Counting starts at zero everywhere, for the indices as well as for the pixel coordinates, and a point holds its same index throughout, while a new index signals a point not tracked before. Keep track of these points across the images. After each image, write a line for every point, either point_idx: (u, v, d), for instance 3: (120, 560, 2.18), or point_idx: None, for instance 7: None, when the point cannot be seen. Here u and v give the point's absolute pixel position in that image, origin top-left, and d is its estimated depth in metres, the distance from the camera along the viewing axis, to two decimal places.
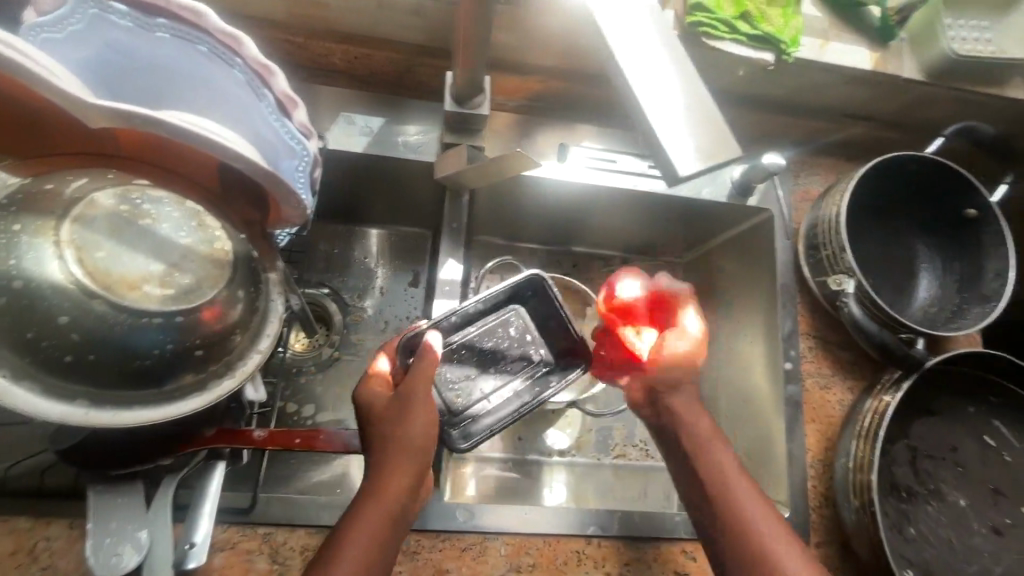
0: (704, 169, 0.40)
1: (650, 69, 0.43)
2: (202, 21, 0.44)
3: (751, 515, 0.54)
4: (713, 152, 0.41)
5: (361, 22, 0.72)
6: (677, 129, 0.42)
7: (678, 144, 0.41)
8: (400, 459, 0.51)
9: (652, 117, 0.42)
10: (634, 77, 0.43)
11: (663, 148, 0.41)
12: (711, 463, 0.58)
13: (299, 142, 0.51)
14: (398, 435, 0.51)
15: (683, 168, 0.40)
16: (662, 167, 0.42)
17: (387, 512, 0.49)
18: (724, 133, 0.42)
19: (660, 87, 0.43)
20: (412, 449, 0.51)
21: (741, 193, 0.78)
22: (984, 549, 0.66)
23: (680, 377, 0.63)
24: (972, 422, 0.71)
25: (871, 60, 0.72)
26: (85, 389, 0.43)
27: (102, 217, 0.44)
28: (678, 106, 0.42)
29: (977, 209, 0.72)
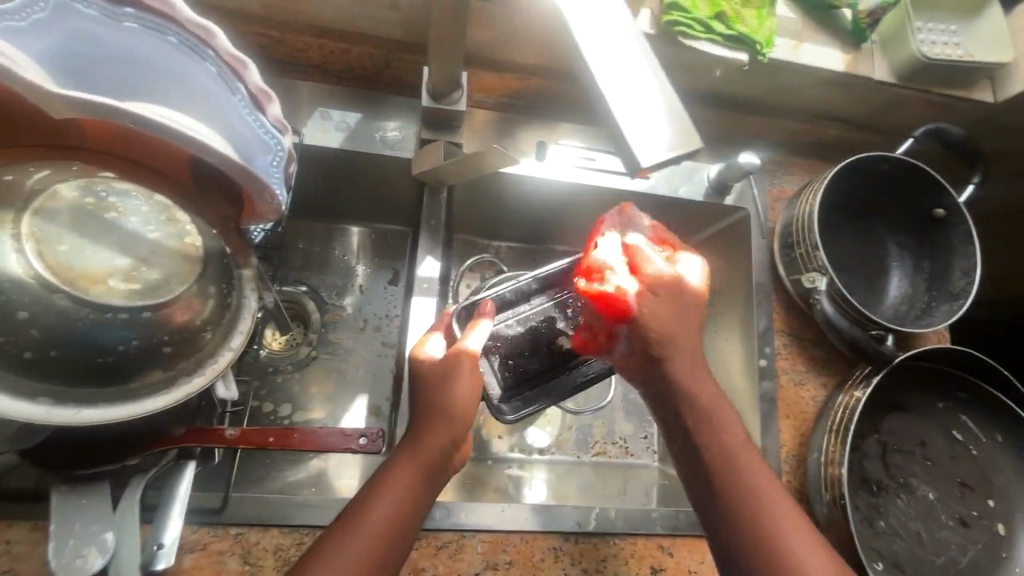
0: (671, 158, 0.42)
1: (614, 61, 0.43)
2: (173, 11, 0.43)
3: (756, 494, 0.52)
4: (678, 142, 0.43)
5: (339, 16, 0.72)
6: (641, 123, 0.43)
7: (640, 138, 0.42)
8: (439, 426, 0.52)
9: (617, 112, 0.42)
10: (599, 70, 0.43)
11: (627, 143, 0.42)
12: (726, 450, 0.54)
13: (275, 137, 0.50)
14: (439, 402, 0.52)
15: (649, 158, 0.42)
16: (625, 161, 0.43)
17: (418, 478, 0.50)
18: (687, 126, 0.44)
19: (624, 81, 0.43)
20: (451, 418, 0.52)
21: (718, 191, 0.79)
22: (952, 541, 0.68)
23: (674, 333, 0.56)
24: (941, 417, 0.73)
25: (843, 62, 0.73)
26: (44, 386, 0.41)
27: (66, 211, 0.43)
28: (642, 100, 0.43)
29: (945, 209, 0.75)
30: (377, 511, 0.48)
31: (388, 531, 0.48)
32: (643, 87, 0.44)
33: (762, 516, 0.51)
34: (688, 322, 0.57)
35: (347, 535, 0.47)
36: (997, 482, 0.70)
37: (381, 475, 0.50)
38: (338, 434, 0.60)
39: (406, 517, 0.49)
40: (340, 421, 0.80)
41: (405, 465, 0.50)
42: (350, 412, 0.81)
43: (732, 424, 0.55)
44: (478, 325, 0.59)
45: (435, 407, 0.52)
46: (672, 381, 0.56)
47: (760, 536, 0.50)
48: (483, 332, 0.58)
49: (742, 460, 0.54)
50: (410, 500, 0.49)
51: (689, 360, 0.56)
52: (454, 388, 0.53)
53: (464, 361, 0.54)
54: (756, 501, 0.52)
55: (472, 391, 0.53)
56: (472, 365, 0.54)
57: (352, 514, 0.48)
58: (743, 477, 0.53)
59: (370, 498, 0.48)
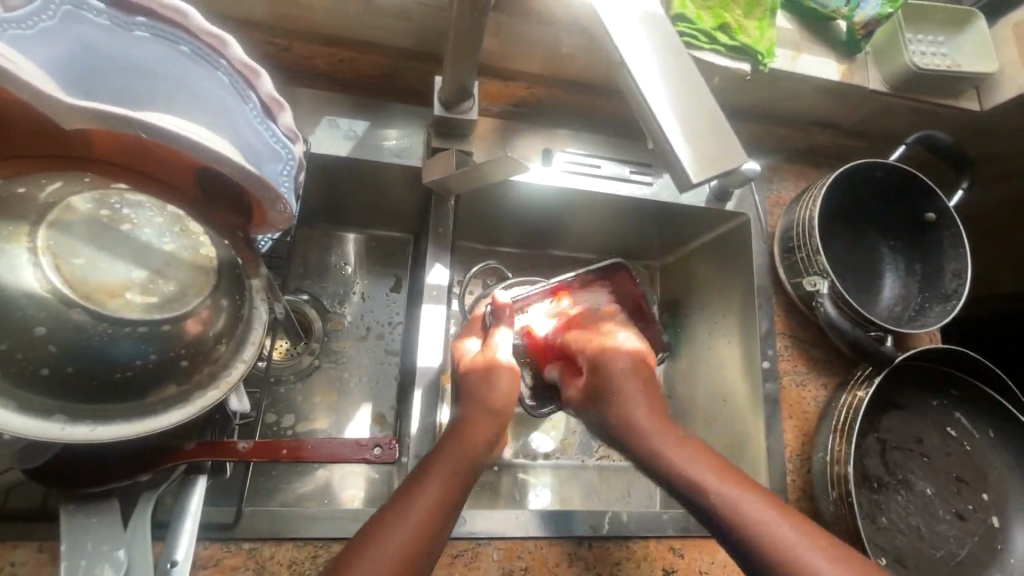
0: (713, 174, 0.39)
1: (661, 68, 0.42)
2: (186, 21, 0.42)
3: (753, 508, 0.48)
4: (718, 156, 0.39)
5: (347, 25, 0.71)
6: (689, 132, 0.40)
7: (689, 147, 0.39)
8: (481, 419, 0.56)
9: (663, 120, 0.40)
10: (643, 79, 0.41)
11: (674, 151, 0.39)
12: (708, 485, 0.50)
13: (285, 146, 0.49)
14: (479, 403, 0.58)
15: (691, 171, 0.39)
16: (671, 171, 0.40)
17: (454, 479, 0.50)
18: (728, 137, 0.40)
19: (673, 89, 0.41)
20: (491, 418, 0.57)
21: (719, 197, 0.81)
22: (950, 535, 0.70)
23: (609, 386, 0.61)
24: (935, 414, 0.75)
25: (839, 72, 0.75)
26: (60, 403, 0.41)
27: (81, 223, 0.42)
28: (689, 110, 0.41)
29: (936, 212, 0.77)
30: (411, 514, 0.46)
31: (421, 537, 0.45)
32: (690, 95, 0.41)
33: (770, 536, 0.47)
34: (633, 396, 0.59)
35: (377, 540, 0.44)
36: (991, 477, 0.73)
37: (413, 481, 0.50)
38: (351, 444, 0.59)
39: (434, 522, 0.47)
40: (345, 430, 0.79)
41: (443, 465, 0.51)
42: (355, 421, 0.80)
43: (692, 445, 0.54)
44: (499, 333, 0.64)
45: (476, 406, 0.57)
46: (620, 418, 0.58)
47: (774, 556, 0.46)
48: (507, 340, 0.64)
49: (718, 480, 0.50)
50: (445, 503, 0.48)
51: (629, 408, 0.58)
52: (495, 390, 0.58)
53: (505, 374, 0.60)
54: (755, 520, 0.47)
55: (510, 388, 0.59)
56: (510, 376, 0.60)
57: (380, 520, 0.46)
58: (727, 495, 0.49)
59: (402, 503, 0.47)
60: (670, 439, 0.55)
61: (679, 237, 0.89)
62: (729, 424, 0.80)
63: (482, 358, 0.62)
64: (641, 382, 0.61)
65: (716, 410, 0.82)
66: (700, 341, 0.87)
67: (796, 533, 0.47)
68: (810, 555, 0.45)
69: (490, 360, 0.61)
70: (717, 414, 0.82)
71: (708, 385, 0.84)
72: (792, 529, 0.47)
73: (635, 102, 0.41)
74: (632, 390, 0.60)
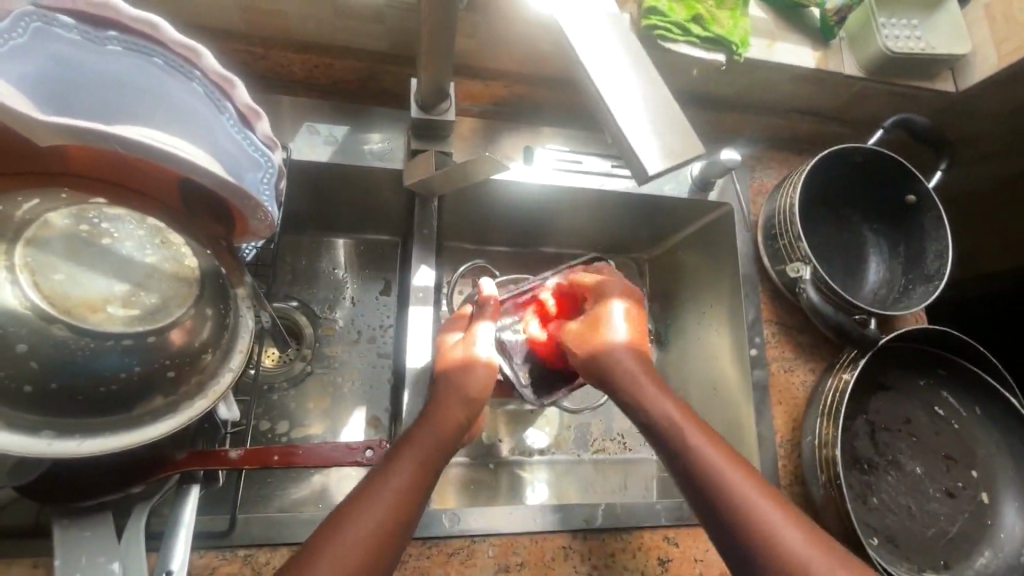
0: (670, 167, 0.41)
1: (617, 69, 0.44)
2: (158, 33, 0.42)
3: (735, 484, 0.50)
4: (675, 150, 0.42)
5: (322, 30, 0.72)
6: (646, 129, 0.42)
7: (646, 143, 0.42)
8: (455, 400, 0.56)
9: (621, 118, 0.42)
10: (600, 79, 0.43)
11: (633, 148, 0.41)
12: (706, 464, 0.51)
13: (264, 154, 0.49)
14: (451, 390, 0.57)
15: (650, 165, 0.41)
16: (631, 167, 0.42)
17: (426, 463, 0.51)
18: (684, 131, 0.43)
19: (630, 88, 0.43)
20: (463, 402, 0.56)
21: (701, 187, 0.81)
22: (940, 513, 0.71)
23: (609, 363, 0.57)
24: (923, 394, 0.76)
25: (815, 59, 0.76)
26: (48, 420, 0.41)
27: (60, 240, 0.42)
28: (647, 107, 0.43)
29: (917, 195, 0.78)
30: (382, 497, 0.48)
31: (393, 517, 0.47)
32: (648, 93, 0.44)
33: (755, 516, 0.48)
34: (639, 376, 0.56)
35: (348, 525, 0.46)
36: (982, 455, 0.73)
37: (385, 463, 0.51)
38: (342, 447, 0.59)
39: (406, 505, 0.48)
40: (340, 434, 0.80)
41: (415, 448, 0.52)
42: (349, 425, 0.80)
43: (686, 415, 0.54)
44: (480, 328, 0.62)
45: (449, 388, 0.57)
46: (618, 390, 0.57)
47: (746, 528, 0.48)
48: (487, 334, 0.61)
49: (713, 454, 0.51)
50: (415, 486, 0.50)
51: (632, 384, 0.56)
52: (469, 381, 0.57)
53: (481, 368, 0.58)
54: (738, 496, 0.49)
55: (488, 374, 0.58)
56: (487, 370, 0.58)
57: (352, 502, 0.48)
58: (716, 474, 0.50)
59: (374, 486, 0.49)
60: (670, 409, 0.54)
61: (664, 230, 0.90)
62: (720, 412, 0.80)
63: (463, 354, 0.59)
64: (639, 360, 0.58)
65: (707, 399, 0.83)
66: (690, 332, 0.88)
67: (766, 509, 0.48)
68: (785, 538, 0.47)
69: (464, 358, 0.59)
70: (708, 403, 0.83)
71: (699, 375, 0.85)
72: (762, 506, 0.49)
73: (594, 102, 0.43)
74: (637, 371, 0.57)
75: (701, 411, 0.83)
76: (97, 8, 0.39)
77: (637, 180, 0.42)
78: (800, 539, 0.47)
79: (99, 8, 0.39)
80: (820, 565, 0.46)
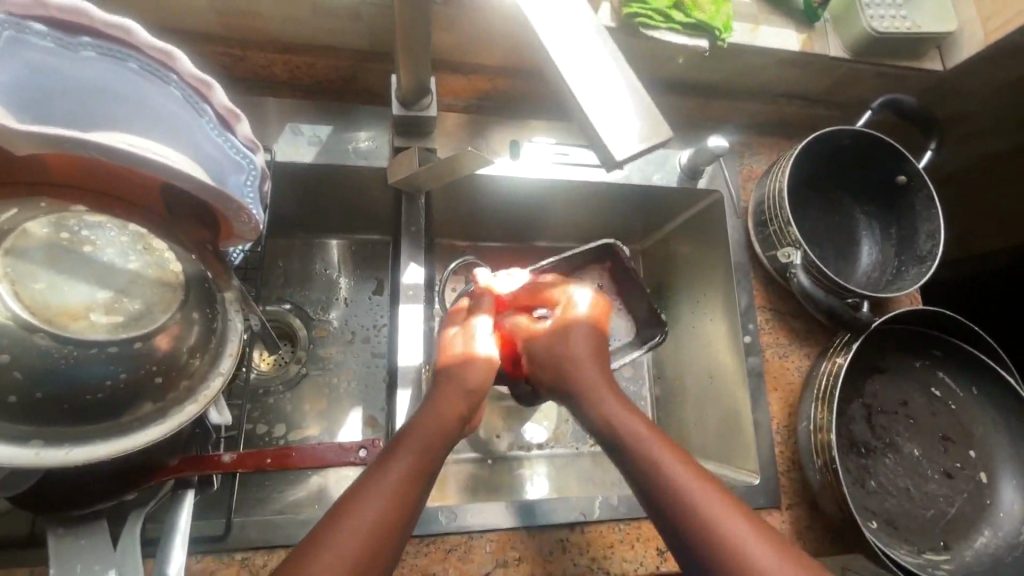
0: (639, 152, 0.42)
1: (583, 55, 0.44)
2: (132, 37, 0.41)
3: (714, 505, 0.49)
4: (643, 135, 0.42)
5: (301, 30, 0.71)
6: (612, 114, 0.42)
7: (612, 129, 0.42)
8: (455, 395, 0.57)
9: (586, 106, 0.42)
10: (566, 67, 0.43)
11: (600, 135, 0.42)
12: (682, 496, 0.50)
13: (246, 156, 0.48)
14: (452, 382, 0.58)
15: (619, 153, 0.41)
16: (599, 155, 0.43)
17: (424, 459, 0.51)
18: (653, 116, 0.43)
19: (595, 75, 0.43)
20: (463, 397, 0.57)
21: (691, 175, 0.81)
22: (939, 494, 0.71)
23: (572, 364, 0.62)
24: (919, 375, 0.76)
25: (799, 42, 0.76)
26: (36, 430, 0.41)
27: (39, 248, 0.43)
28: (613, 93, 0.43)
29: (907, 175, 0.77)
30: (381, 490, 0.48)
31: (391, 511, 0.47)
32: (614, 79, 0.43)
33: (734, 541, 0.47)
34: (601, 384, 0.60)
35: (347, 519, 0.45)
36: (979, 434, 0.73)
37: (383, 457, 0.50)
38: (335, 448, 0.59)
39: (406, 498, 0.48)
40: (336, 435, 0.80)
41: (413, 445, 0.52)
42: (346, 426, 0.80)
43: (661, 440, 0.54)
44: (480, 323, 0.64)
45: (450, 384, 0.58)
46: (590, 405, 0.59)
47: (722, 551, 0.47)
48: (486, 328, 0.64)
49: (690, 480, 0.51)
50: (414, 480, 0.49)
51: (597, 392, 0.59)
52: (468, 375, 0.59)
53: (482, 364, 0.60)
54: (715, 522, 0.48)
55: (489, 368, 0.60)
56: (488, 363, 0.60)
57: (352, 495, 0.47)
58: (695, 503, 0.49)
59: (372, 480, 0.48)
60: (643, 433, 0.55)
61: (655, 220, 0.90)
62: (716, 400, 0.80)
63: (464, 349, 0.61)
64: (599, 353, 0.63)
65: (703, 388, 0.83)
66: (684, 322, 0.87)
67: (742, 525, 0.48)
68: (766, 556, 0.46)
69: (464, 354, 0.60)
70: (704, 391, 0.83)
71: (694, 364, 0.85)
72: (737, 525, 0.48)
73: (561, 91, 0.43)
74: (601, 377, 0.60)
75: (698, 399, 0.83)
76: (70, 15, 0.38)
77: (607, 168, 0.43)
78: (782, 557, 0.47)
79: (70, 14, 0.38)
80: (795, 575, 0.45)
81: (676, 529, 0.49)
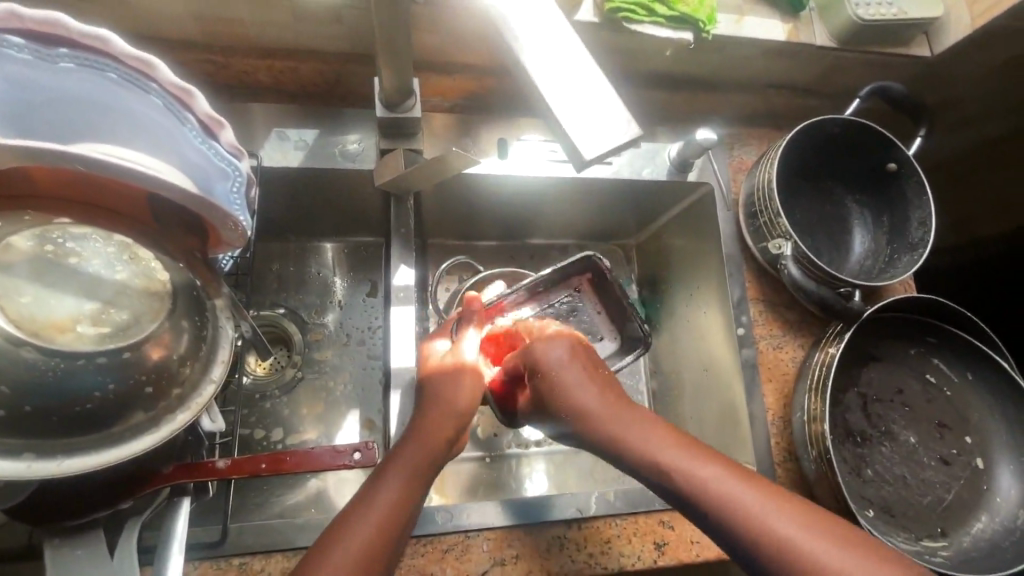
0: (609, 150, 0.42)
1: (550, 54, 0.43)
2: (108, 46, 0.38)
3: (720, 486, 0.50)
4: (613, 132, 0.42)
5: (284, 35, 0.71)
6: (581, 113, 0.42)
7: (581, 126, 0.42)
8: (443, 416, 0.56)
9: (556, 106, 0.42)
10: (534, 68, 0.43)
11: (569, 135, 0.42)
12: (699, 481, 0.50)
13: (230, 163, 0.46)
14: (441, 403, 0.58)
15: (589, 152, 0.42)
16: (569, 154, 0.43)
17: (413, 476, 0.51)
18: (623, 112, 0.43)
19: (563, 74, 0.43)
20: (452, 418, 0.57)
21: (680, 168, 0.81)
22: (935, 481, 0.71)
23: (555, 380, 0.58)
24: (914, 362, 0.75)
25: (785, 31, 0.75)
26: (29, 442, 0.41)
27: (25, 262, 0.43)
28: (581, 91, 0.43)
29: (897, 162, 0.77)
30: (376, 509, 0.48)
31: (388, 529, 0.47)
32: (582, 77, 0.43)
33: (759, 522, 0.48)
34: (581, 390, 0.58)
35: (338, 540, 0.46)
36: (975, 420, 0.73)
37: (374, 479, 0.51)
38: (330, 451, 0.59)
39: (400, 514, 0.49)
40: (334, 438, 0.80)
41: (401, 465, 0.52)
42: (343, 429, 0.81)
43: (660, 430, 0.54)
44: (467, 338, 0.66)
45: (438, 406, 0.57)
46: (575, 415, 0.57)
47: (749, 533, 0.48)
48: (471, 342, 0.65)
49: (700, 466, 0.51)
50: (407, 498, 0.50)
51: (585, 401, 0.57)
52: (454, 393, 0.58)
53: (466, 378, 0.60)
54: (727, 502, 0.49)
55: (473, 386, 0.59)
56: (472, 376, 0.60)
57: (343, 518, 0.48)
58: (716, 487, 0.50)
59: (363, 502, 0.49)
60: (639, 430, 0.54)
61: (647, 214, 0.90)
62: (712, 393, 0.80)
63: (452, 360, 0.62)
64: (588, 368, 0.60)
65: (699, 380, 0.83)
66: (679, 315, 0.88)
67: (748, 492, 0.49)
68: (793, 533, 0.47)
69: (444, 366, 0.61)
70: (699, 384, 0.83)
71: (689, 357, 0.85)
72: (759, 507, 0.48)
73: (530, 91, 0.43)
74: (588, 389, 0.58)
75: (694, 392, 0.83)
76: (46, 27, 0.36)
77: (577, 167, 0.43)
78: (811, 534, 0.47)
79: (43, 25, 0.36)
80: (810, 536, 0.47)
81: (697, 514, 0.50)
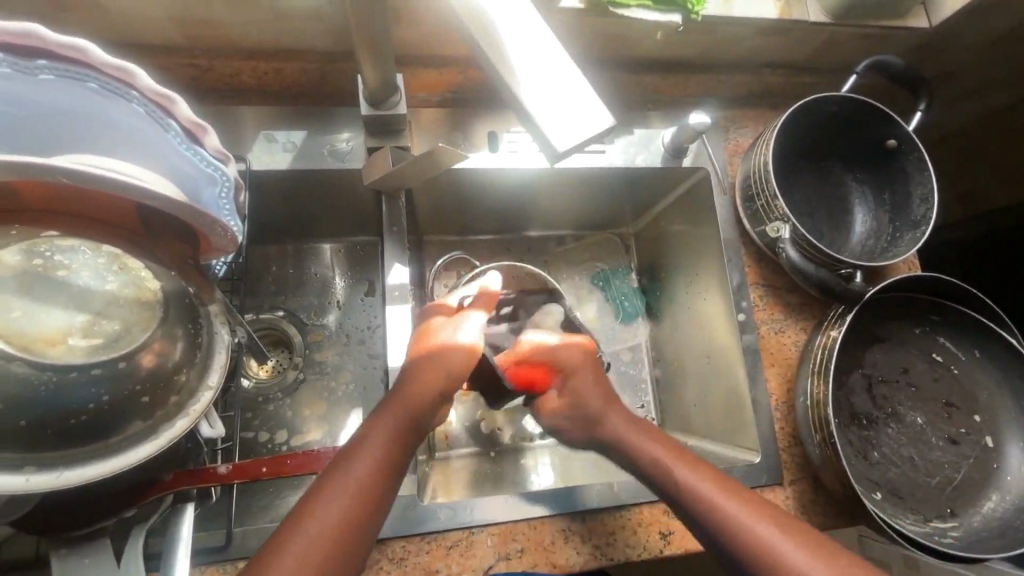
0: (580, 142, 0.41)
1: (518, 45, 0.43)
2: (86, 56, 0.37)
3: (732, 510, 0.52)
4: (585, 123, 0.42)
5: (266, 37, 0.70)
6: (555, 106, 0.42)
7: (553, 119, 0.41)
8: (420, 395, 0.55)
9: (528, 101, 0.41)
10: (506, 64, 0.42)
11: (540, 128, 0.41)
12: (710, 503, 0.53)
13: (217, 168, 0.45)
14: (425, 374, 0.56)
15: (560, 143, 0.41)
16: (541, 146, 0.42)
17: (385, 463, 0.51)
18: (596, 103, 0.42)
19: (531, 66, 0.42)
20: (431, 388, 0.56)
21: (675, 153, 0.79)
22: (943, 460, 0.71)
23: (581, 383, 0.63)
24: (919, 342, 0.74)
25: (777, 8, 0.73)
26: (25, 455, 0.41)
27: (12, 277, 0.42)
28: (550, 81, 0.42)
29: (897, 139, 0.75)
30: (341, 491, 0.48)
31: (354, 510, 0.48)
32: (553, 68, 0.43)
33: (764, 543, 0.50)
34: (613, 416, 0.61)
35: (308, 519, 0.46)
36: (983, 399, 0.72)
37: (344, 457, 0.51)
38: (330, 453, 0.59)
39: (367, 496, 0.49)
40: (338, 438, 0.80)
41: (373, 449, 0.51)
42: (347, 429, 0.81)
43: (683, 456, 0.57)
44: (471, 314, 0.62)
45: (417, 379, 0.56)
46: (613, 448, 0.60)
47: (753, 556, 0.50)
48: (477, 321, 0.61)
49: (715, 489, 0.54)
50: (376, 481, 0.50)
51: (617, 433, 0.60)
52: (443, 364, 0.57)
53: (459, 353, 0.58)
54: (735, 523, 0.51)
55: (462, 359, 0.58)
56: (465, 354, 0.58)
57: (312, 499, 0.47)
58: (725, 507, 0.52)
59: (334, 482, 0.48)
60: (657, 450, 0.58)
61: (644, 201, 0.89)
62: (715, 379, 0.80)
63: (451, 336, 0.59)
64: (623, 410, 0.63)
65: (702, 367, 0.82)
66: (680, 302, 0.87)
67: (753, 518, 0.52)
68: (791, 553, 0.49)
69: (446, 343, 0.58)
70: (703, 371, 0.82)
71: (691, 345, 0.84)
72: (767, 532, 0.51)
73: (500, 84, 0.42)
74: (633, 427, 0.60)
75: (697, 379, 0.83)
76: (20, 38, 0.34)
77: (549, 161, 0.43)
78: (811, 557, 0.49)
79: (20, 38, 0.34)
80: (800, 552, 0.49)
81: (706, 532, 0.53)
